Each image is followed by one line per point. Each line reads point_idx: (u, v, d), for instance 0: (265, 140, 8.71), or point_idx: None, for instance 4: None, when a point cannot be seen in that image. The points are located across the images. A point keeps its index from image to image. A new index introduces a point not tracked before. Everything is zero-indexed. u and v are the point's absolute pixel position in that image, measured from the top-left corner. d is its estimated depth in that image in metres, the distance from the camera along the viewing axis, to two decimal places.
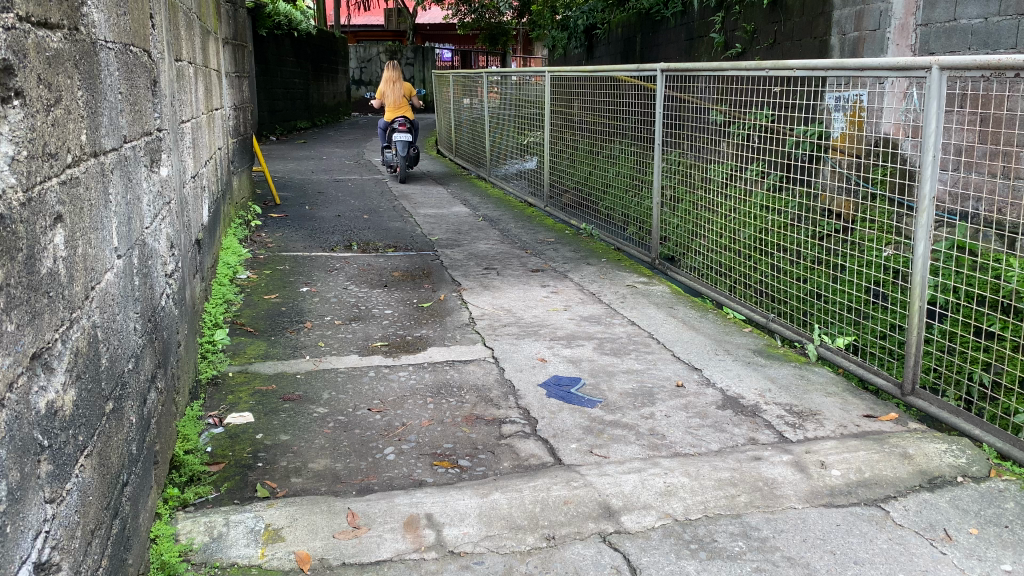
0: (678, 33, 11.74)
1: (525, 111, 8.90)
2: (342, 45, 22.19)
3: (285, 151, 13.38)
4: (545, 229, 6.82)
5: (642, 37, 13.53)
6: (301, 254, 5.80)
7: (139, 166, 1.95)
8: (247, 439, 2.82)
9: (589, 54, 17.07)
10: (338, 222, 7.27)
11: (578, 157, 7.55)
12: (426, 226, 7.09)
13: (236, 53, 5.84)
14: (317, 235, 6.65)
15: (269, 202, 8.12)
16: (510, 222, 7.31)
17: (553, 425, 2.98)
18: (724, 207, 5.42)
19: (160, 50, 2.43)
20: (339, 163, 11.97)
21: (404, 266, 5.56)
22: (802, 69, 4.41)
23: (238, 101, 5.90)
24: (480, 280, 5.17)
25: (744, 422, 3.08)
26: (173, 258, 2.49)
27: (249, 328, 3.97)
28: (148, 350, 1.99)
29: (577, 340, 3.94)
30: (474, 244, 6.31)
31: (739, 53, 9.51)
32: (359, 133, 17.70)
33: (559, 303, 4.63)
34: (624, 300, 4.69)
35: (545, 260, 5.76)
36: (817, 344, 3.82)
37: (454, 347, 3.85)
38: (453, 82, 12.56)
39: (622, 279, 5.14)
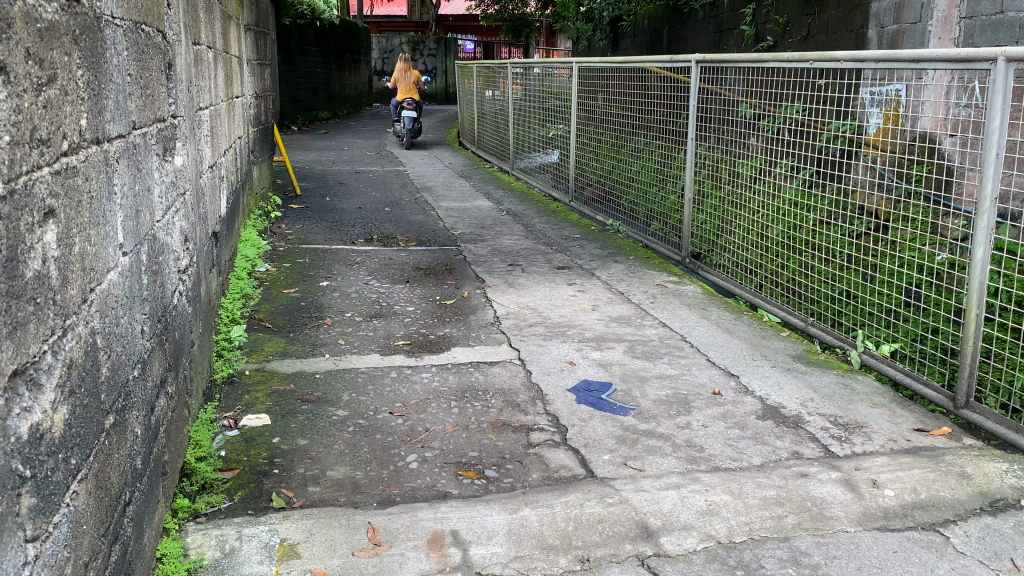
0: (708, 25, 11.50)
1: (549, 105, 8.72)
2: (365, 36, 22.07)
3: (307, 142, 13.28)
4: (570, 225, 6.65)
5: (669, 29, 13.29)
6: (321, 247, 5.67)
7: (150, 155, 1.80)
8: (263, 443, 2.68)
9: (615, 46, 16.84)
10: (359, 215, 7.14)
11: (603, 151, 7.36)
12: (448, 219, 6.94)
13: (258, 41, 5.71)
14: (338, 228, 6.51)
15: (290, 193, 8.01)
16: (535, 216, 7.14)
17: (584, 433, 2.82)
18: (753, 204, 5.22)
19: (177, 32, 2.29)
20: (361, 154, 11.85)
21: (426, 261, 5.41)
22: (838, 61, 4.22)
23: (259, 91, 5.77)
24: (504, 276, 5.01)
25: (787, 434, 2.90)
26: (188, 252, 2.35)
27: (267, 324, 3.84)
28: (157, 354, 1.85)
29: (606, 342, 3.78)
30: (498, 239, 6.15)
31: (771, 46, 9.26)
32: (381, 124, 17.57)
33: (586, 302, 4.46)
34: (654, 301, 4.52)
35: (571, 256, 5.58)
36: (860, 351, 3.60)
37: (478, 347, 3.68)
38: (476, 74, 12.39)
39: (651, 278, 4.97)
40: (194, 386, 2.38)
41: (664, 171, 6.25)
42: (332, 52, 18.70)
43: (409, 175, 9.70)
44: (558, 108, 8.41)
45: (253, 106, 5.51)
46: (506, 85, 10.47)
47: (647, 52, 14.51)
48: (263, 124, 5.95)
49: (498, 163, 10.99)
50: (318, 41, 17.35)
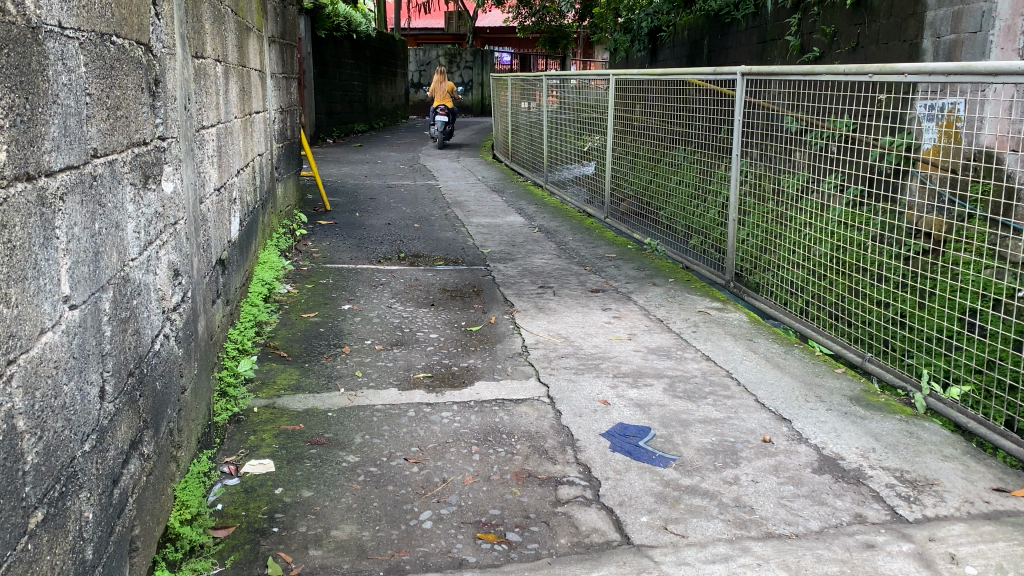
0: (750, 36, 11.15)
1: (585, 118, 8.46)
2: (402, 48, 22.03)
3: (340, 155, 13.16)
4: (606, 244, 6.35)
5: (710, 40, 12.96)
6: (346, 267, 5.45)
7: (121, 185, 1.58)
8: (264, 494, 2.44)
9: (653, 57, 16.54)
10: (387, 231, 6.92)
11: (639, 164, 7.08)
12: (479, 236, 6.69)
13: (284, 55, 5.53)
14: (365, 245, 6.30)
15: (319, 209, 7.84)
16: (569, 234, 6.85)
17: (619, 489, 2.54)
18: (796, 222, 4.90)
19: (170, 46, 2.08)
20: (394, 167, 11.68)
21: (453, 282, 5.16)
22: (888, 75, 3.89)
23: (285, 105, 5.59)
24: (535, 300, 4.74)
25: (847, 493, 2.59)
26: (180, 287, 2.12)
27: (281, 353, 3.62)
28: (129, 412, 1.62)
29: (644, 378, 3.48)
30: (531, 258, 5.88)
31: (817, 57, 8.90)
32: (415, 136, 17.44)
33: (622, 331, 4.16)
34: (696, 330, 4.21)
35: (606, 278, 5.29)
36: (926, 394, 3.26)
37: (505, 382, 3.40)
38: (511, 85, 12.16)
39: (692, 304, 4.66)
40: (185, 435, 2.15)
41: (702, 187, 5.96)
42: (368, 64, 18.66)
43: (441, 189, 9.49)
44: (594, 121, 8.15)
45: (278, 120, 5.32)
46: (541, 98, 10.23)
47: (687, 63, 14.18)
48: (289, 140, 5.76)
49: (532, 177, 10.73)
50: (354, 53, 17.30)
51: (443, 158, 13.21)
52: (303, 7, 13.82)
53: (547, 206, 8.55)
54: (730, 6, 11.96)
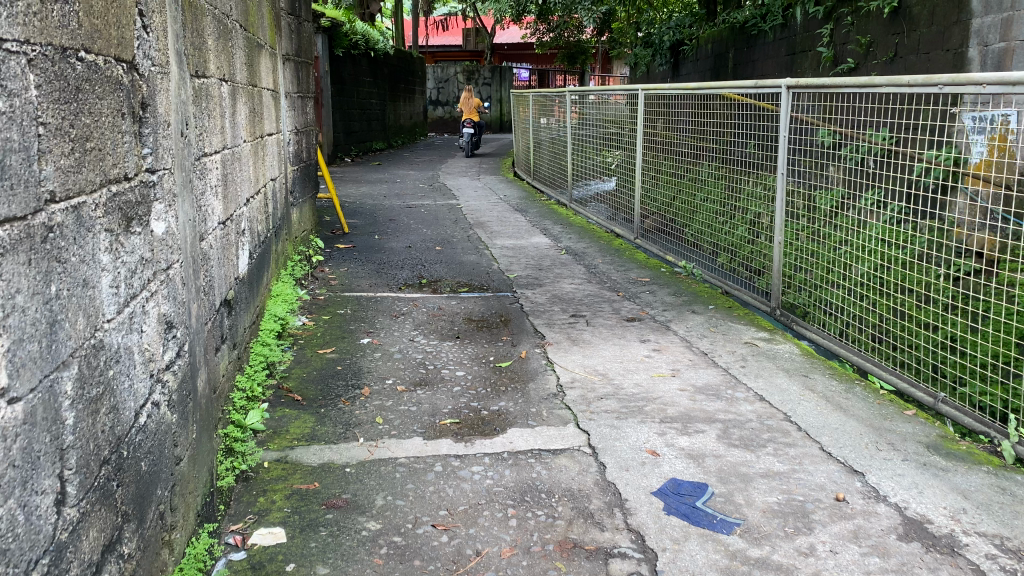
0: (778, 47, 10.82)
1: (608, 134, 8.15)
2: (420, 66, 21.89)
3: (359, 174, 12.94)
4: (637, 267, 6.02)
5: (735, 53, 12.65)
6: (365, 295, 5.16)
7: (92, 234, 1.29)
8: (272, 572, 2.14)
9: (675, 71, 16.25)
10: (408, 255, 6.64)
11: (662, 180, 6.78)
12: (503, 260, 6.39)
13: (299, 73, 5.28)
14: (384, 270, 6.01)
15: (337, 231, 7.58)
16: (597, 256, 6.53)
17: (679, 564, 2.22)
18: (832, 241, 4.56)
19: (162, 64, 1.80)
20: (413, 187, 11.43)
21: (479, 311, 4.85)
22: (937, 84, 3.55)
23: (300, 126, 5.33)
24: (567, 330, 4.42)
25: (942, 565, 2.24)
26: (174, 341, 1.83)
27: (295, 396, 3.32)
28: (103, 508, 1.33)
29: (694, 423, 3.15)
30: (560, 283, 5.56)
31: (852, 68, 8.58)
32: (434, 154, 17.23)
33: (664, 366, 3.83)
34: (744, 365, 3.87)
35: (641, 305, 4.97)
36: (1013, 441, 2.90)
37: (540, 429, 3.09)
38: (532, 102, 11.87)
39: (737, 334, 4.33)
40: (181, 513, 1.85)
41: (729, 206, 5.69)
42: (387, 82, 18.51)
43: (462, 209, 9.21)
44: (617, 138, 7.85)
45: (293, 142, 5.06)
46: (561, 114, 9.94)
47: (712, 77, 13.87)
48: (305, 162, 5.51)
49: (554, 195, 10.43)
50: (372, 71, 17.15)
51: (463, 176, 12.95)
52: (320, 26, 13.67)
53: (572, 225, 8.23)
54: (756, 18, 11.65)
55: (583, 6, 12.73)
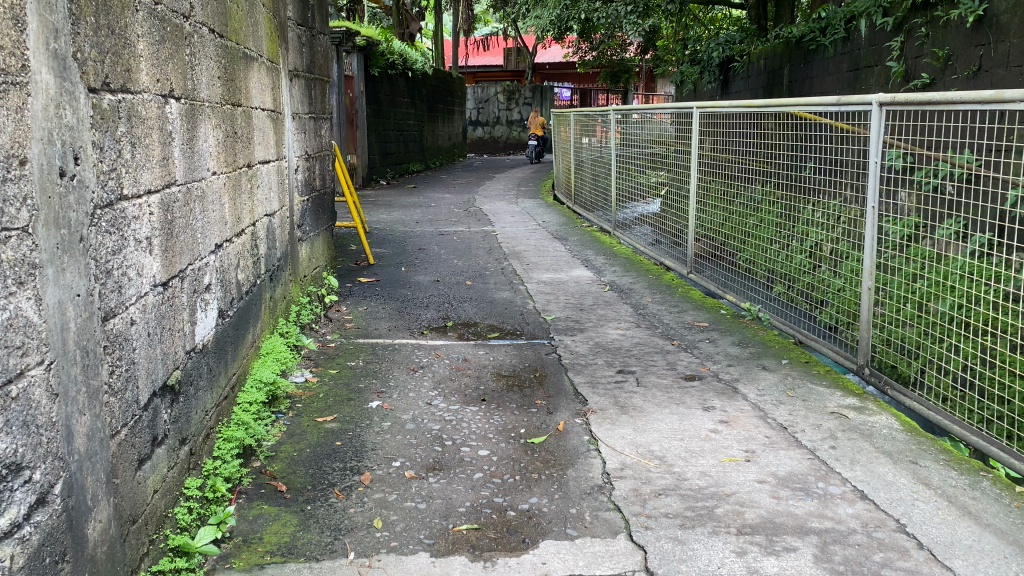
0: (840, 62, 10.03)
1: (656, 157, 7.39)
2: (460, 86, 21.48)
3: (393, 198, 12.42)
4: (694, 308, 5.30)
5: (791, 69, 11.89)
6: (381, 341, 4.53)
7: None
8: None
9: (725, 89, 15.51)
10: (435, 291, 6.01)
11: (711, 204, 6.09)
12: (540, 297, 5.72)
13: (312, 92, 4.70)
14: (407, 310, 5.38)
15: (362, 263, 7.01)
16: (647, 293, 5.83)
17: None
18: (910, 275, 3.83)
19: (14, 76, 1.20)
20: (448, 212, 10.85)
21: (511, 363, 4.18)
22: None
23: (313, 150, 4.73)
24: (615, 391, 3.72)
25: None
26: (22, 489, 1.21)
27: (279, 486, 2.69)
28: None
29: (783, 536, 2.44)
30: (605, 328, 4.87)
31: (927, 84, 7.77)
32: (472, 176, 16.69)
33: (736, 446, 3.12)
34: (835, 446, 3.13)
35: (700, 358, 4.25)
36: None
37: (584, 542, 2.40)
38: (573, 122, 11.23)
39: (821, 402, 3.60)
40: None
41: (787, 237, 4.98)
42: (425, 103, 18.07)
43: (498, 237, 8.58)
44: (666, 160, 7.11)
45: (303, 169, 4.46)
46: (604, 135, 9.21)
47: (765, 95, 13.10)
48: (321, 191, 4.91)
49: (597, 220, 9.68)
50: (409, 91, 16.73)
51: (501, 199, 12.32)
52: (355, 45, 13.26)
53: (617, 255, 7.49)
54: (815, 32, 10.91)
55: (630, 20, 11.64)
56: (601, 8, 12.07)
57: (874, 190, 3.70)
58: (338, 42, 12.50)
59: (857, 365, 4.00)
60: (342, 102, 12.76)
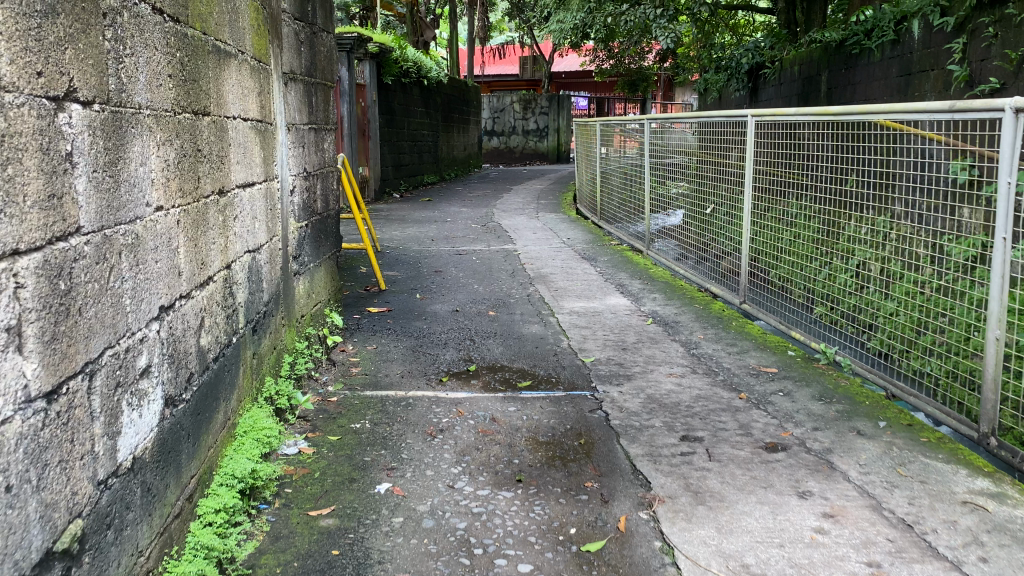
0: (889, 67, 9.24)
1: (699, 170, 6.63)
2: (475, 95, 20.85)
3: (407, 213, 11.74)
4: (755, 348, 4.56)
5: (831, 76, 11.12)
6: (393, 393, 3.81)
7: None
8: None
9: (754, 97, 14.79)
10: (455, 324, 5.29)
11: (767, 228, 5.36)
12: (575, 332, 4.99)
13: (312, 98, 4.01)
14: (423, 349, 4.67)
15: (372, 289, 6.32)
16: (696, 327, 5.09)
17: None
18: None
19: None
20: (466, 228, 10.15)
21: (551, 425, 3.44)
22: None
23: (314, 167, 4.04)
24: (683, 468, 2.98)
25: None
26: None
27: None
28: None
29: None
30: (656, 374, 4.14)
31: (996, 90, 6.76)
32: (488, 188, 16.00)
33: (856, 558, 2.38)
34: (985, 558, 2.38)
35: (779, 419, 3.51)
36: None
37: None
38: (598, 132, 10.50)
39: (946, 486, 2.85)
40: None
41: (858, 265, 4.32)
42: (440, 112, 17.42)
43: (520, 257, 7.86)
44: (710, 174, 6.36)
45: (300, 188, 3.76)
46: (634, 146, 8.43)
47: (800, 103, 12.35)
48: (323, 214, 4.21)
49: (625, 238, 8.92)
50: (424, 100, 16.10)
51: (521, 213, 11.60)
52: (367, 52, 12.66)
53: (654, 278, 6.73)
54: (857, 36, 10.11)
55: (660, 23, 10.61)
56: (629, 12, 11.11)
57: (1010, 217, 2.95)
58: (350, 48, 11.87)
59: (977, 434, 3.23)
60: (353, 112, 12.13)
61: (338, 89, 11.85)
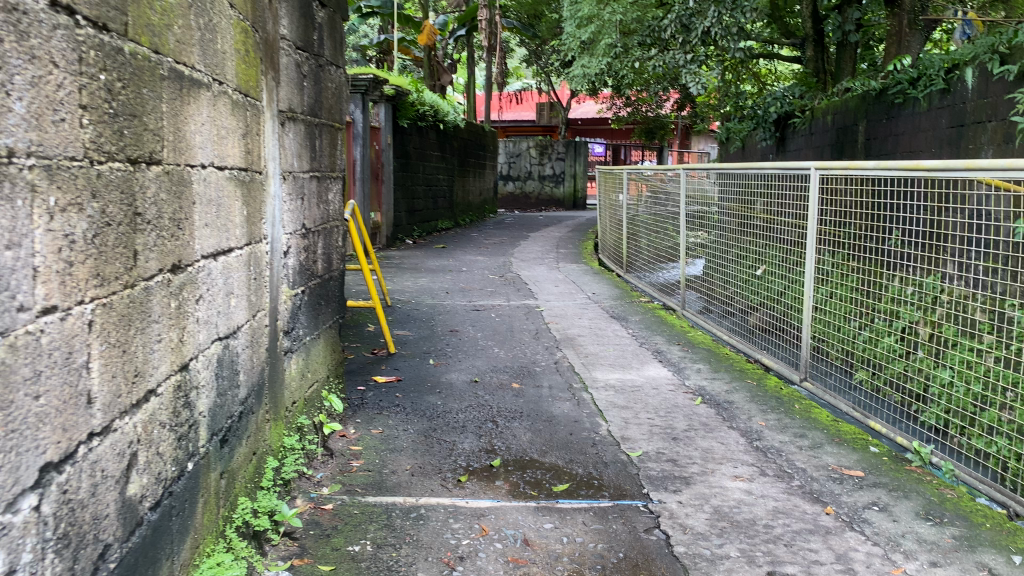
0: (938, 118, 8.64)
1: (751, 228, 6.01)
2: (491, 140, 20.46)
3: (421, 261, 11.16)
4: (829, 442, 3.86)
5: (871, 125, 10.56)
6: (402, 498, 3.13)
7: None
8: None
9: (782, 147, 14.23)
10: (475, 399, 4.62)
11: (837, 295, 4.71)
12: (614, 414, 4.30)
13: (316, 141, 3.41)
14: (438, 433, 3.99)
15: (380, 353, 5.67)
16: (754, 410, 4.41)
17: None
18: None
19: None
20: (482, 280, 9.53)
21: (599, 551, 2.75)
22: None
23: (315, 221, 3.42)
24: None
25: None
26: None
27: None
28: None
29: None
30: (717, 476, 3.45)
31: None
32: (504, 235, 15.44)
33: None
34: None
35: (882, 546, 2.81)
36: None
37: None
38: (626, 180, 9.94)
39: None
40: None
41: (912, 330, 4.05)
42: (456, 156, 16.96)
43: (543, 315, 7.22)
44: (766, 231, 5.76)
45: (297, 248, 3.13)
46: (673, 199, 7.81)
47: (833, 154, 11.79)
48: (324, 276, 3.57)
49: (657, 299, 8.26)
50: (439, 145, 15.64)
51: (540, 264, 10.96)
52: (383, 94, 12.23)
53: (696, 344, 6.05)
54: (901, 84, 9.55)
55: (690, 69, 9.79)
56: (657, 56, 10.26)
57: None
58: (365, 90, 11.40)
59: None
60: (367, 155, 11.61)
61: (351, 131, 11.34)
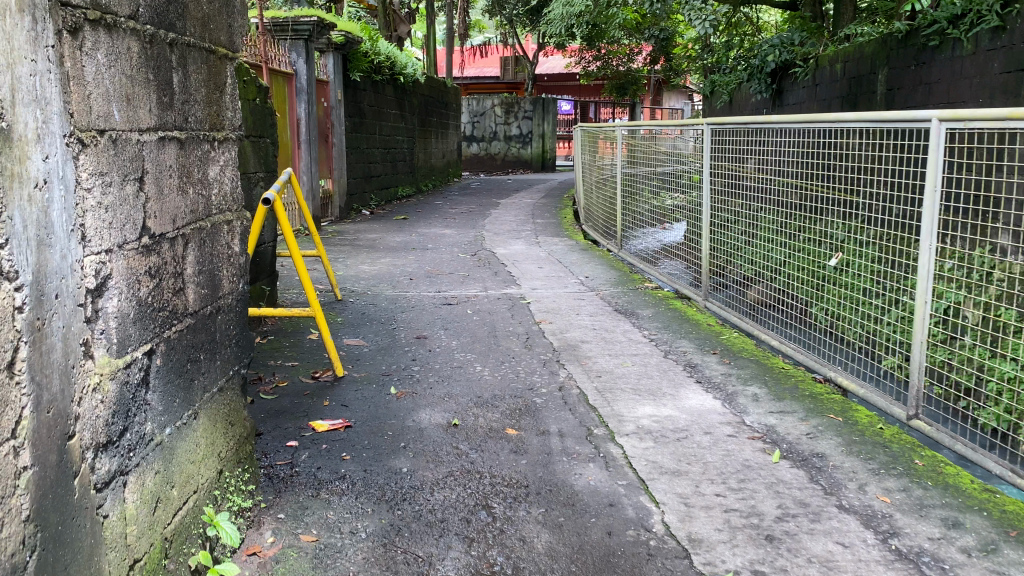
0: (988, 62, 7.25)
1: (820, 206, 4.63)
2: (455, 97, 18.82)
3: (380, 236, 9.62)
4: (1006, 540, 2.54)
5: (894, 73, 9.17)
6: None
7: None
8: None
9: (778, 101, 12.88)
10: (456, 459, 3.19)
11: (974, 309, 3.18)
12: (666, 487, 2.92)
13: (173, 78, 1.90)
14: (403, 537, 2.57)
15: (324, 377, 4.20)
16: (862, 473, 3.06)
17: None
18: None
19: None
20: (453, 260, 8.06)
21: None
22: None
23: (178, 219, 1.93)
24: None
25: None
26: None
27: None
28: None
29: None
30: None
31: None
32: (473, 202, 13.91)
33: None
34: None
35: None
36: None
37: None
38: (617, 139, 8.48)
39: None
40: None
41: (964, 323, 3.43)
42: (417, 114, 15.32)
43: (532, 309, 5.82)
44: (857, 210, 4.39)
45: (128, 276, 1.66)
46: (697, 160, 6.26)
47: (844, 107, 10.43)
48: (204, 311, 2.09)
49: (663, 278, 7.03)
50: (398, 101, 13.99)
51: (517, 238, 9.49)
52: (331, 42, 10.58)
53: (738, 355, 4.62)
54: (938, 23, 8.17)
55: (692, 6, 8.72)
56: None
57: None
58: (308, 36, 9.74)
59: None
60: (313, 113, 9.98)
61: (292, 84, 9.69)
